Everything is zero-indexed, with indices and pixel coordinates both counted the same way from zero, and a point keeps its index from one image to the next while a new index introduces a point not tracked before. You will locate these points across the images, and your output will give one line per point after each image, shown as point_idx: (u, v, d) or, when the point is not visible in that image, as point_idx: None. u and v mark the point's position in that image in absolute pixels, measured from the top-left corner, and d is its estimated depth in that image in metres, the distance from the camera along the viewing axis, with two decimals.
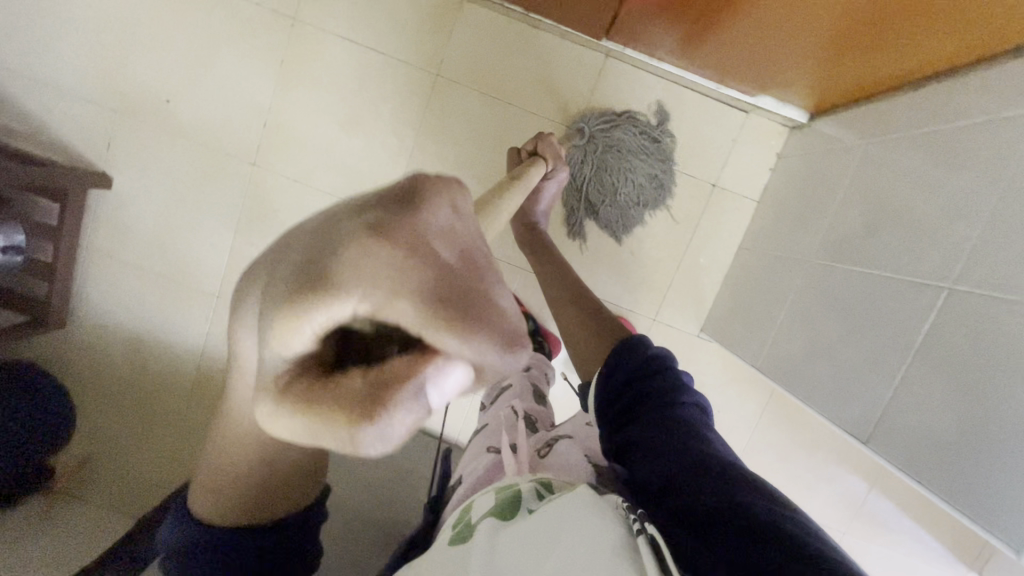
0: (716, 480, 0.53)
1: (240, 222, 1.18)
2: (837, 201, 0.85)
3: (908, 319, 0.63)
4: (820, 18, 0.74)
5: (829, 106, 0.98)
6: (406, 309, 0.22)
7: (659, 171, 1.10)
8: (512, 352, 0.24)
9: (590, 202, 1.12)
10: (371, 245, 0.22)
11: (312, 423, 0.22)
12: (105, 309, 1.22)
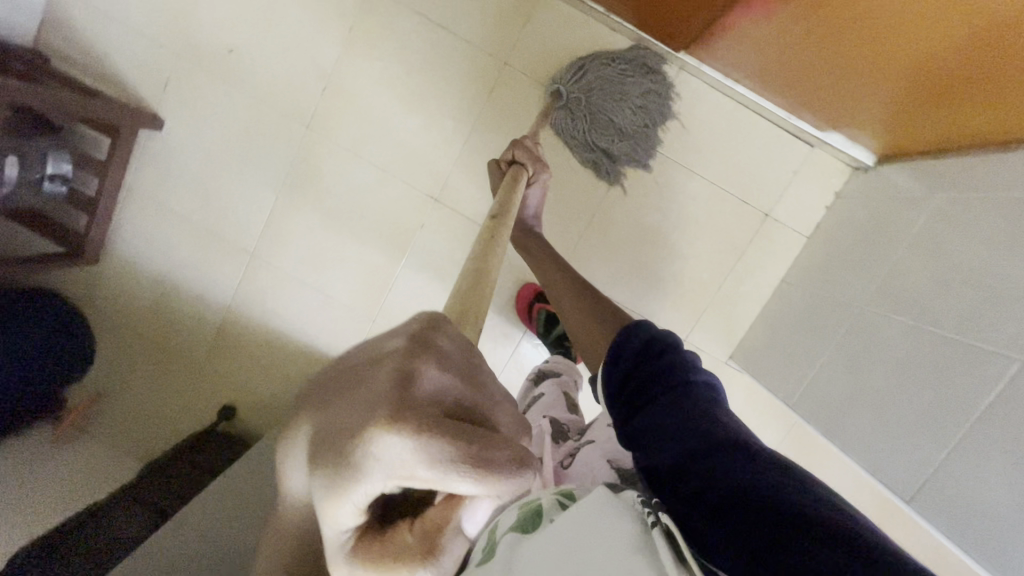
0: (740, 462, 0.44)
1: (285, 183, 1.17)
2: (899, 252, 0.84)
3: (971, 387, 0.62)
4: (905, 54, 0.74)
5: (900, 153, 0.96)
6: (429, 478, 0.28)
7: (651, 83, 1.04)
8: (518, 476, 0.31)
9: (606, 149, 1.08)
10: (385, 446, 0.26)
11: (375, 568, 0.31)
12: (138, 251, 1.22)
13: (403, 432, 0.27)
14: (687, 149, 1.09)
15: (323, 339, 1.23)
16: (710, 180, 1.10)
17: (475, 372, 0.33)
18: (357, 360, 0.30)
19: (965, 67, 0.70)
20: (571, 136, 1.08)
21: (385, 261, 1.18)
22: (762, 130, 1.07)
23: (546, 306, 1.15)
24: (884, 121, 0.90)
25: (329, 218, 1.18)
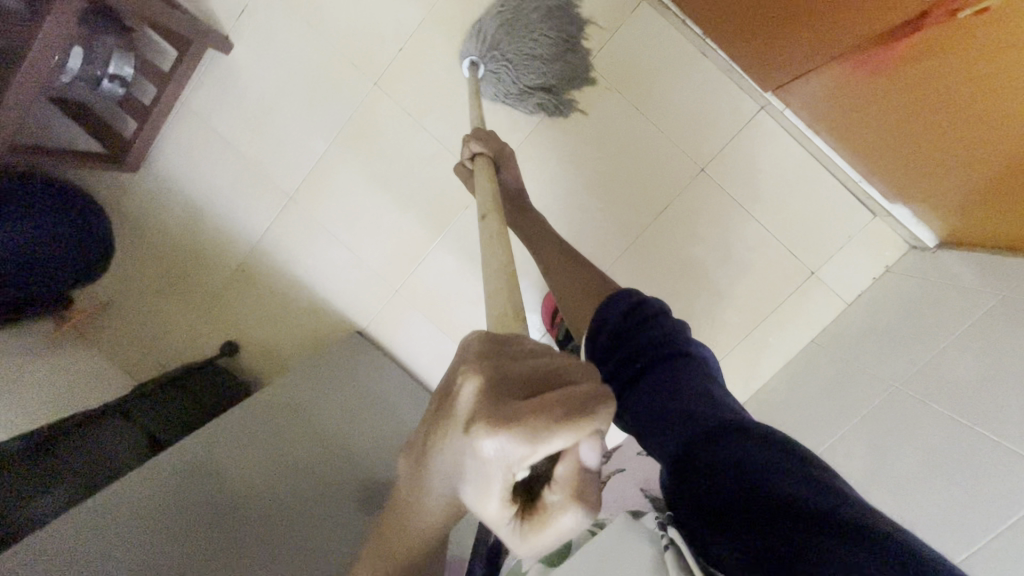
0: (739, 454, 0.42)
1: (339, 134, 1.14)
2: (944, 341, 0.82)
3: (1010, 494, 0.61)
4: (1001, 148, 0.71)
5: (963, 241, 0.94)
6: (531, 454, 0.27)
7: (548, 7, 1.01)
8: (601, 408, 0.29)
9: (545, 85, 1.04)
10: (483, 450, 0.27)
11: (547, 537, 0.31)
12: (176, 170, 1.20)
13: (496, 427, 0.27)
14: (749, 190, 1.07)
15: (342, 297, 1.21)
16: (764, 227, 1.08)
17: (518, 355, 0.32)
18: (434, 398, 0.32)
19: None
20: (508, 94, 1.06)
21: (422, 234, 1.17)
22: (828, 187, 1.05)
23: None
24: (958, 206, 0.88)
25: (376, 179, 1.16)
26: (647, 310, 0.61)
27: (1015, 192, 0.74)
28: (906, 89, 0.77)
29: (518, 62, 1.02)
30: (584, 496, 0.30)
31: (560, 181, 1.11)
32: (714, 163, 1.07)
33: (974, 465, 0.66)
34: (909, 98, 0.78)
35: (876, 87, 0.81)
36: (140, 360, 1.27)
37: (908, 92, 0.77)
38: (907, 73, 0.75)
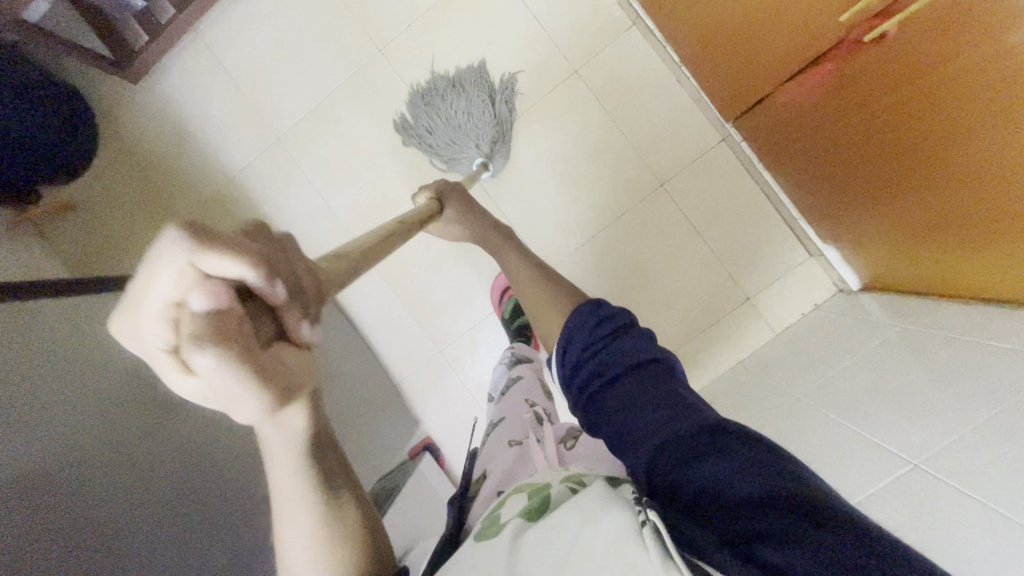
0: (714, 459, 0.51)
1: (337, 90, 1.21)
2: (846, 362, 0.88)
3: (864, 478, 0.65)
4: (911, 192, 0.79)
5: (881, 286, 1.03)
6: (144, 321, 0.33)
7: (426, 101, 1.15)
8: (153, 258, 0.32)
9: (489, 98, 1.14)
10: (125, 338, 0.33)
11: (214, 377, 0.31)
12: (175, 92, 1.25)
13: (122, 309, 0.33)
14: (701, 211, 1.15)
15: (307, 243, 1.24)
16: (711, 248, 1.16)
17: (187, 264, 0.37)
18: None
19: (949, 214, 0.75)
20: (495, 135, 1.15)
21: (396, 197, 1.22)
22: (771, 221, 1.14)
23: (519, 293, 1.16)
24: (885, 251, 0.95)
25: (362, 137, 1.22)
26: (614, 324, 0.70)
27: (922, 234, 0.83)
28: (826, 125, 0.87)
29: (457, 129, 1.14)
30: (227, 327, 0.32)
31: (533, 172, 1.19)
32: (674, 181, 1.16)
33: (840, 456, 0.71)
34: (830, 135, 0.88)
35: (806, 125, 0.92)
36: (91, 265, 1.27)
37: (829, 129, 0.87)
38: (826, 111, 0.85)
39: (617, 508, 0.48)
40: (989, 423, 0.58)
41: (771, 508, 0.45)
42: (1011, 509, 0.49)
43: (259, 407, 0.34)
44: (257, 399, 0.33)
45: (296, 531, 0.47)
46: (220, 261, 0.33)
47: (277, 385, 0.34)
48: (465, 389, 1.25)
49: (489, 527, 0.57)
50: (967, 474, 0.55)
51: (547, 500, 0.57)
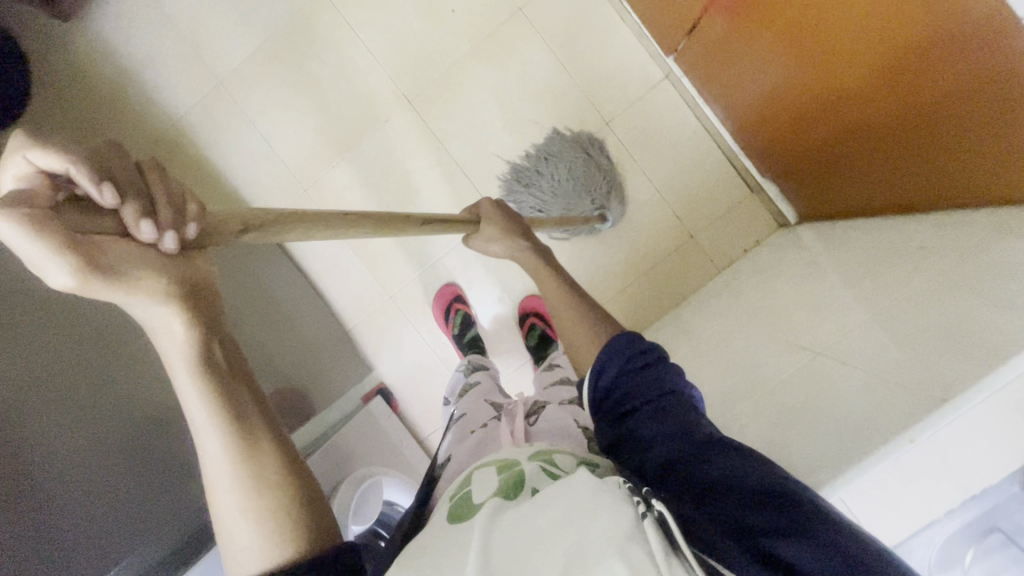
0: (749, 470, 0.44)
1: (279, 31, 1.19)
2: (777, 284, 0.91)
3: (772, 371, 0.68)
4: (858, 102, 0.76)
5: (816, 215, 1.05)
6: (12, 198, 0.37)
7: (521, 178, 1.16)
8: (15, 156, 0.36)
9: (582, 155, 1.14)
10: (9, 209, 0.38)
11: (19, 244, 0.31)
12: (111, 34, 1.21)
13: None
14: (647, 150, 1.16)
15: (252, 188, 1.22)
16: (656, 186, 1.17)
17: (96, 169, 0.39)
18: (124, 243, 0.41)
19: (896, 121, 0.73)
20: (604, 190, 1.14)
21: (342, 140, 1.21)
22: (714, 158, 1.16)
23: (465, 308, 1.20)
24: (842, 198, 0.95)
25: (306, 79, 1.20)
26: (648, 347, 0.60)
27: (860, 148, 0.82)
28: (758, 33, 0.86)
29: (568, 194, 1.14)
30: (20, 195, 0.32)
31: (480, 113, 1.18)
32: (619, 119, 1.16)
33: (757, 358, 0.73)
34: (764, 43, 0.86)
35: (739, 34, 0.90)
36: None
37: (762, 36, 0.86)
38: (760, 12, 0.83)
39: (608, 491, 0.41)
40: (884, 307, 0.60)
41: (793, 517, 0.40)
42: (891, 372, 0.51)
43: (57, 272, 0.33)
44: (49, 263, 0.32)
45: (212, 454, 0.45)
46: (42, 156, 0.35)
47: (78, 259, 0.34)
48: (418, 334, 1.26)
49: (459, 514, 0.47)
50: (856, 351, 0.57)
51: (520, 479, 0.49)
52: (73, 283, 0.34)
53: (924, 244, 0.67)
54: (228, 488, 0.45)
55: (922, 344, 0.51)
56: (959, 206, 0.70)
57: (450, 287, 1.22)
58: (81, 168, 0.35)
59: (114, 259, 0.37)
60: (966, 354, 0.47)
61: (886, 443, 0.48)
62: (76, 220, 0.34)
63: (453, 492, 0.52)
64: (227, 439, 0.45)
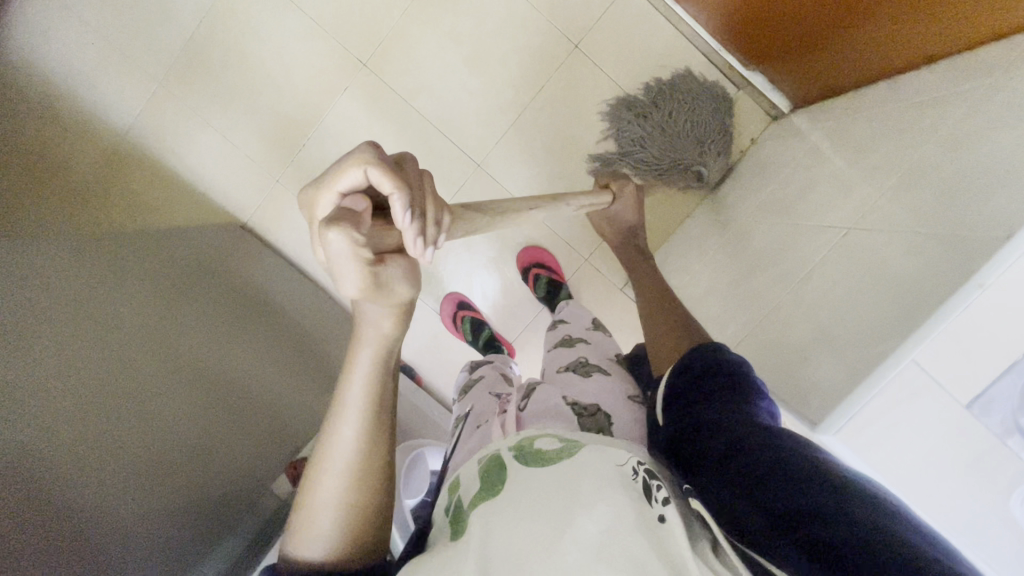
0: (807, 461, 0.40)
1: (209, 14, 1.10)
2: (782, 176, 0.88)
3: (797, 258, 0.65)
4: None
5: (805, 100, 1.01)
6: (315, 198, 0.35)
7: (637, 111, 1.02)
8: (349, 161, 0.33)
9: (712, 100, 1.02)
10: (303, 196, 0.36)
11: (338, 258, 0.32)
12: (24, 51, 1.10)
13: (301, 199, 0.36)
14: (622, 67, 1.10)
15: (222, 190, 1.16)
16: None
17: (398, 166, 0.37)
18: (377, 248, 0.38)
19: None
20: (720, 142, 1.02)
21: (304, 121, 1.13)
22: (694, 61, 1.10)
23: (471, 312, 1.17)
24: (827, 76, 0.91)
25: (250, 61, 1.11)
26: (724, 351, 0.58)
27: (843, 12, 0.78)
28: None
29: (676, 137, 0.99)
30: (346, 216, 0.31)
31: (440, 63, 1.11)
32: (587, 40, 1.09)
33: (778, 252, 0.71)
34: None
35: None
36: None
37: None
38: None
39: (617, 490, 0.43)
40: (910, 167, 0.56)
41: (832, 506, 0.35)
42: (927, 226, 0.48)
43: (351, 283, 0.34)
44: (348, 271, 0.33)
45: (341, 442, 0.42)
46: (367, 173, 0.33)
47: (366, 273, 0.34)
48: (425, 306, 1.23)
49: (456, 523, 0.48)
50: (885, 217, 0.55)
51: (501, 464, 0.50)
52: (357, 293, 0.35)
53: (935, 95, 0.64)
54: (337, 473, 0.42)
55: (956, 191, 0.48)
56: (950, 56, 0.67)
57: (453, 295, 1.20)
58: (400, 195, 0.33)
59: (390, 280, 0.36)
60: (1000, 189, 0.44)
61: (954, 292, 0.42)
62: (373, 235, 0.34)
63: (448, 502, 0.52)
64: (363, 432, 0.43)
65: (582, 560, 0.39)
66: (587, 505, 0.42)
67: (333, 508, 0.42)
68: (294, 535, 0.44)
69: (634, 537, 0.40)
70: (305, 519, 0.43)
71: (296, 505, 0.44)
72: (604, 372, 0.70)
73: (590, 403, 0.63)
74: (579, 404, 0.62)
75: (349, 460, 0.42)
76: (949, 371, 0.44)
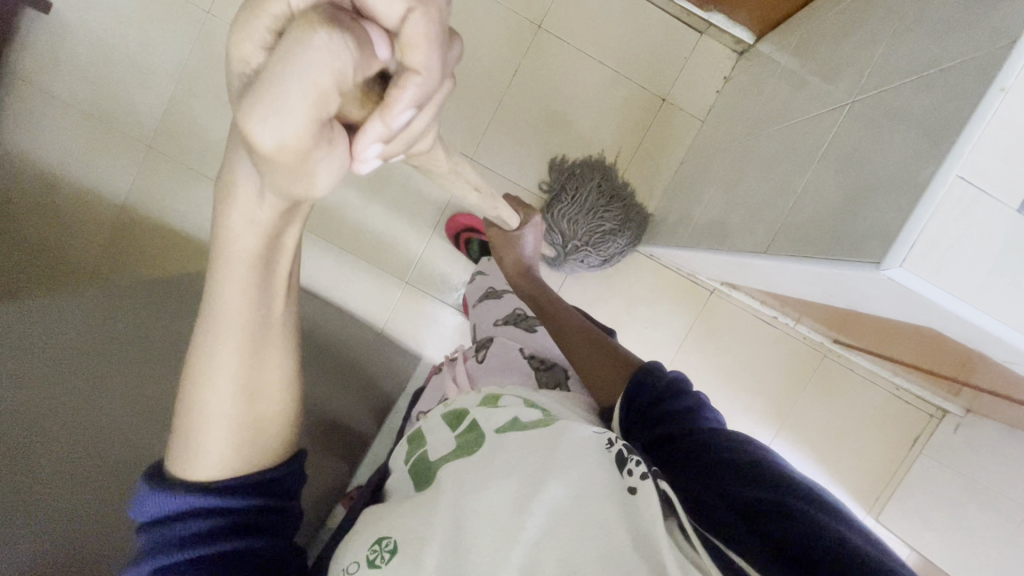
0: (765, 487, 0.50)
1: (186, 71, 1.13)
2: (767, 92, 0.90)
3: (804, 145, 0.67)
4: None
5: (769, 27, 1.05)
6: None
7: (593, 177, 1.14)
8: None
9: (628, 229, 1.14)
10: None
11: (293, 77, 0.23)
12: (16, 143, 1.12)
13: None
14: (587, 36, 1.15)
15: None
16: (610, 67, 1.15)
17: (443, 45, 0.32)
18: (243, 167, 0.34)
19: None
20: (597, 257, 1.13)
21: None
22: (653, 17, 1.14)
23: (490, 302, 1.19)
24: None
25: None
26: (665, 372, 0.71)
27: None
28: None
29: (582, 211, 1.12)
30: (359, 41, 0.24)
31: None
32: (549, 18, 1.14)
33: (781, 150, 0.73)
34: None
35: None
36: None
37: None
38: None
39: (594, 463, 0.54)
40: (896, 32, 0.59)
41: (792, 520, 0.46)
42: (928, 66, 0.50)
43: (280, 132, 0.24)
44: (295, 117, 0.24)
45: (221, 363, 0.44)
46: (407, 10, 0.26)
47: (308, 138, 0.25)
48: (447, 309, 1.24)
49: (431, 476, 0.61)
50: (883, 76, 0.57)
51: (479, 432, 0.62)
52: (275, 151, 0.25)
53: None
54: (220, 394, 0.45)
55: (947, 28, 0.50)
56: None
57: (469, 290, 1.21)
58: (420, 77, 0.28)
59: (322, 166, 0.28)
60: (986, 9, 0.46)
61: (978, 105, 0.42)
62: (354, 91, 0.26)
63: (421, 453, 0.66)
64: (242, 352, 0.44)
65: (560, 517, 0.50)
66: (560, 475, 0.52)
67: (214, 428, 0.45)
68: (174, 448, 0.46)
69: (599, 506, 0.50)
70: (184, 438, 0.45)
71: (175, 419, 0.46)
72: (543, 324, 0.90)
73: (543, 357, 0.83)
74: (534, 359, 0.81)
75: (234, 384, 0.45)
76: (995, 177, 0.42)
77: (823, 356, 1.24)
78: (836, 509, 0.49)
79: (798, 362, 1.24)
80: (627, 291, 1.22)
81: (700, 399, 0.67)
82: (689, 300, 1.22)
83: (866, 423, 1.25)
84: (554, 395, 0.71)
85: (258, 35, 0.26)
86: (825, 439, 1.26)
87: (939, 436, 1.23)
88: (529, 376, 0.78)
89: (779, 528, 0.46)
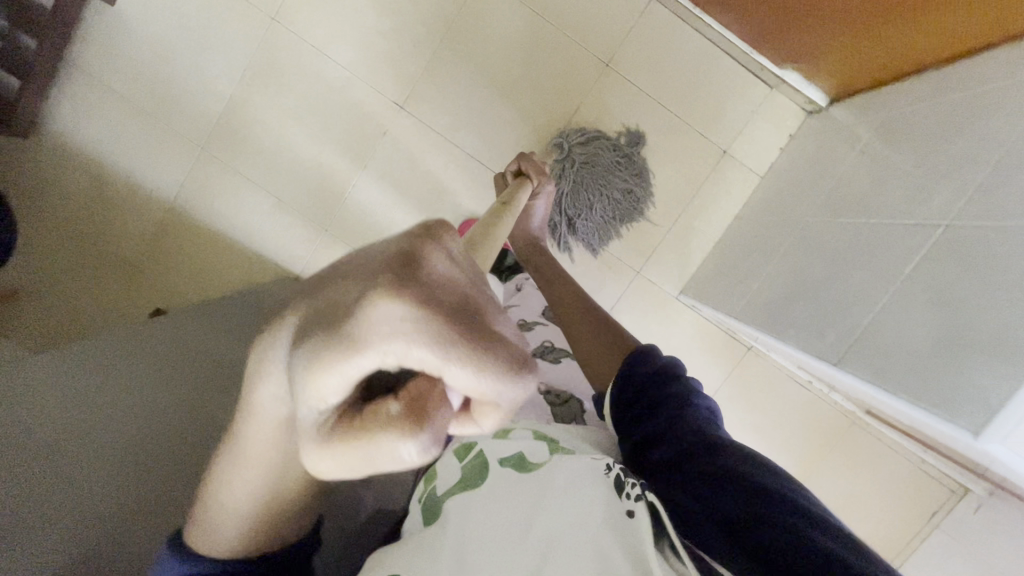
0: (750, 499, 0.54)
1: (246, 77, 1.11)
2: (840, 169, 0.88)
3: (884, 256, 0.65)
4: None
5: (846, 92, 1.02)
6: (421, 363, 0.24)
7: (636, 178, 1.13)
8: (507, 387, 0.25)
9: (592, 228, 1.14)
10: (400, 356, 0.24)
11: (360, 458, 0.26)
12: (72, 135, 1.12)
13: (390, 347, 0.23)
14: (653, 79, 1.12)
15: (275, 245, 1.16)
16: (675, 113, 1.13)
17: None
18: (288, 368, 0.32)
19: None
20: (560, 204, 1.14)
21: (344, 169, 1.14)
22: (724, 66, 1.11)
23: None
24: (874, 70, 0.91)
25: (290, 117, 1.13)
26: (660, 356, 0.72)
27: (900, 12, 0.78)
28: None
29: (596, 176, 1.11)
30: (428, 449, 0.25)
31: (475, 98, 1.12)
32: (618, 57, 1.11)
33: (855, 248, 0.71)
34: None
35: None
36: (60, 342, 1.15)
37: None
38: None
39: (591, 482, 0.58)
40: (1002, 161, 0.57)
41: (777, 537, 0.50)
42: None
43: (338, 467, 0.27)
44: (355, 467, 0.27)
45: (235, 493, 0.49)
46: (493, 397, 0.26)
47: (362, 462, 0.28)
48: None
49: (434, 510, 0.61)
50: (985, 209, 0.55)
51: (483, 460, 0.62)
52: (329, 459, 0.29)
53: (1006, 80, 0.64)
54: (234, 511, 0.52)
55: None
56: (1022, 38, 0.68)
57: None
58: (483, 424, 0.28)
59: None
60: None
61: None
62: None
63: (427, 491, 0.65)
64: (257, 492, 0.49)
65: (557, 527, 0.53)
66: (557, 496, 0.55)
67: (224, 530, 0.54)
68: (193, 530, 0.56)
69: (593, 524, 0.53)
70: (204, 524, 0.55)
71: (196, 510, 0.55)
72: (567, 354, 0.88)
73: (560, 390, 0.82)
74: (551, 393, 0.81)
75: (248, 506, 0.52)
76: None
77: (853, 422, 1.24)
78: (828, 515, 0.52)
79: (825, 426, 1.24)
80: (665, 337, 1.21)
81: (692, 384, 0.69)
82: (725, 353, 1.21)
83: (890, 493, 1.24)
84: (569, 428, 0.71)
85: (335, 383, 0.25)
86: (847, 503, 1.26)
87: (958, 514, 1.20)
88: (546, 412, 0.77)
89: (765, 544, 0.50)
